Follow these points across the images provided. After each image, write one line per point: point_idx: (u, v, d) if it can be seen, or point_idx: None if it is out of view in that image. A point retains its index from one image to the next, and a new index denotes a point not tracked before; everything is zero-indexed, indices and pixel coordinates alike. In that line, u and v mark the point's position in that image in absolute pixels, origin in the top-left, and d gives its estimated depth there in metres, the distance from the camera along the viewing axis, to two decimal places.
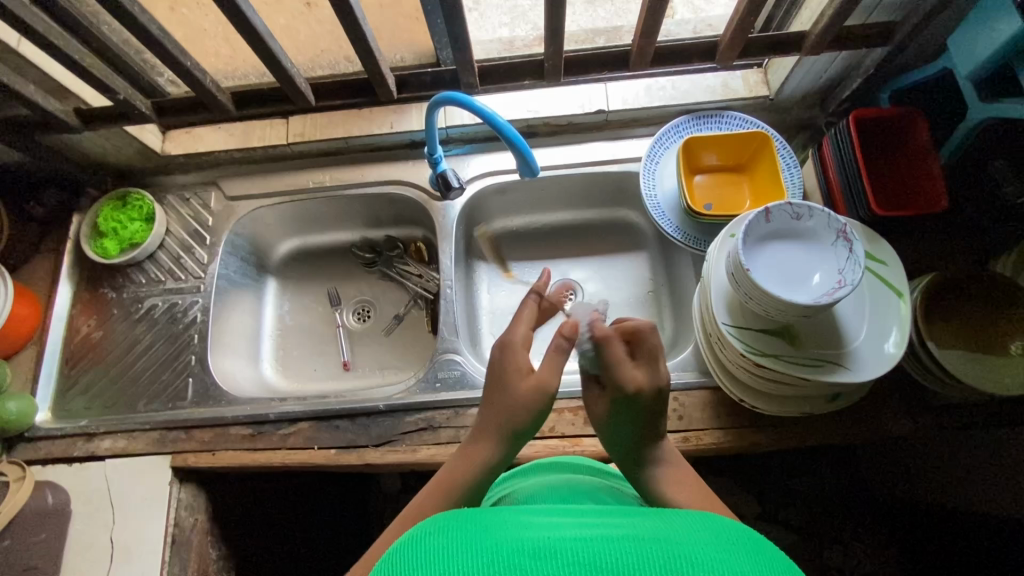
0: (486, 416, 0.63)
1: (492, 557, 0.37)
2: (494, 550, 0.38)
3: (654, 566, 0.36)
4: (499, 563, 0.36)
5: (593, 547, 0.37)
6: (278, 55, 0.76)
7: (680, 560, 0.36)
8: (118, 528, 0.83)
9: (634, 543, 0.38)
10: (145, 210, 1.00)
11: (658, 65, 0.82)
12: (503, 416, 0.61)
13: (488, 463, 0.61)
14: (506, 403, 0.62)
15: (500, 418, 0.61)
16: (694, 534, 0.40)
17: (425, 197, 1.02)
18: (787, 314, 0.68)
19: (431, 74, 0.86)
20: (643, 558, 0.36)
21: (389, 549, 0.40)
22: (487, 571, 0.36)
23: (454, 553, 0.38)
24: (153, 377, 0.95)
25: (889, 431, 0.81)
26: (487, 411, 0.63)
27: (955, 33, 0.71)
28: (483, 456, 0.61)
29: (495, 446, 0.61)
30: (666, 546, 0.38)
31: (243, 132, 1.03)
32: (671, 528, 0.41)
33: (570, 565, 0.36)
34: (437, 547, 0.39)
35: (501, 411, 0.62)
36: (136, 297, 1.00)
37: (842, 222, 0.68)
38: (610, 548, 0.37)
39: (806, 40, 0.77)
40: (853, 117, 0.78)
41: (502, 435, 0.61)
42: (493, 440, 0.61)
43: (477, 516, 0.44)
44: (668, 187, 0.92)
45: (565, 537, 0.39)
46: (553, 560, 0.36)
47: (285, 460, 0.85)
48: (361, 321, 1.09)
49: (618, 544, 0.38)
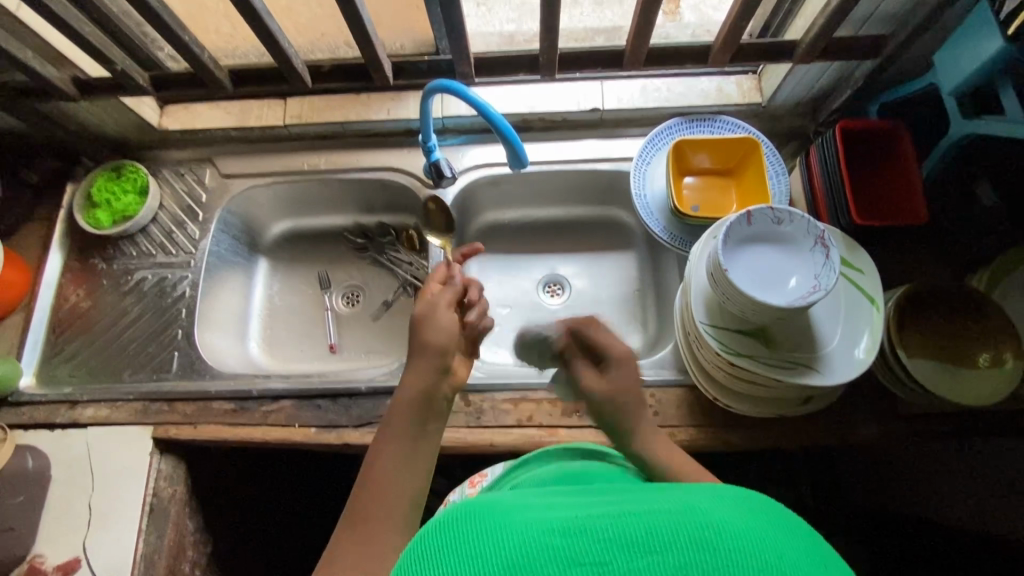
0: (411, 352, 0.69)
1: (521, 538, 0.37)
2: (519, 530, 0.38)
3: (683, 536, 0.36)
4: (526, 543, 0.36)
5: (621, 522, 0.37)
6: (277, 35, 0.77)
7: (709, 529, 0.36)
8: (97, 494, 0.84)
9: (660, 515, 0.37)
10: (139, 182, 1.01)
11: (652, 65, 0.83)
12: (422, 346, 0.68)
13: (427, 386, 0.66)
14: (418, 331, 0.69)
15: (422, 345, 0.67)
16: (716, 502, 0.40)
17: (418, 184, 1.03)
18: (762, 315, 0.69)
19: (428, 62, 0.87)
20: (671, 529, 0.36)
21: (417, 539, 0.40)
22: (518, 552, 0.36)
23: (482, 538, 0.37)
24: (139, 349, 0.96)
25: (859, 436, 0.83)
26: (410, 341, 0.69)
27: (942, 49, 0.72)
28: (414, 384, 0.66)
29: (425, 369, 0.67)
30: (695, 515, 0.37)
31: (241, 111, 1.04)
32: (694, 496, 0.40)
33: (602, 541, 0.36)
34: (464, 532, 0.38)
35: (419, 340, 0.68)
36: (126, 268, 1.01)
37: (820, 229, 0.70)
38: (638, 520, 0.37)
39: (797, 49, 0.79)
40: (839, 127, 0.80)
41: (427, 360, 0.67)
42: (421, 367, 0.67)
43: (501, 500, 0.43)
44: (657, 188, 0.94)
45: (592, 514, 0.38)
46: (581, 538, 0.36)
47: (265, 435, 0.87)
48: (351, 305, 1.10)
49: (645, 515, 0.37)
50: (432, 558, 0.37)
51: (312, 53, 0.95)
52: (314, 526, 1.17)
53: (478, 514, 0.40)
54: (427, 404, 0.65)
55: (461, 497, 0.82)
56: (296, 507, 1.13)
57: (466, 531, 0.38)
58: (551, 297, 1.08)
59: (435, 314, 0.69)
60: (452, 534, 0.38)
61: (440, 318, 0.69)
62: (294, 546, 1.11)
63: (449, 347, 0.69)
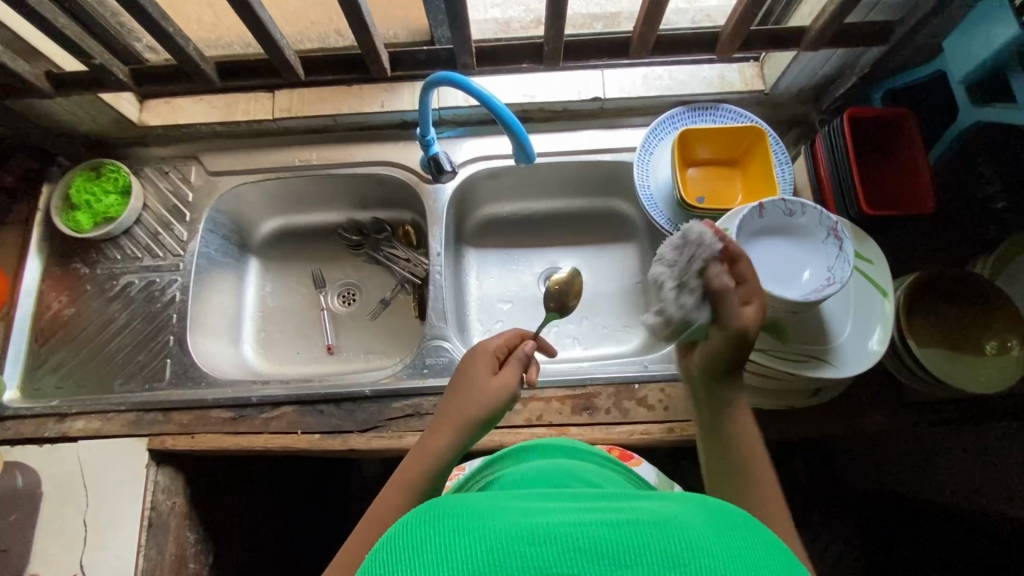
0: (440, 406, 0.64)
1: (489, 544, 0.35)
2: (491, 535, 0.36)
3: (655, 552, 0.35)
4: (500, 548, 0.35)
5: (594, 532, 0.36)
6: (268, 25, 0.73)
7: (681, 544, 0.35)
8: (92, 511, 0.81)
9: (637, 525, 0.37)
10: (120, 182, 0.96)
11: (659, 53, 0.81)
12: (452, 405, 0.62)
13: (443, 451, 0.58)
14: (455, 390, 0.63)
15: (459, 413, 0.60)
16: (690, 512, 0.39)
17: (415, 178, 1.00)
18: (776, 309, 0.68)
19: (426, 52, 0.83)
20: (646, 540, 0.35)
21: (382, 539, 0.38)
22: (484, 559, 0.34)
23: (449, 544, 0.36)
24: (129, 357, 0.92)
25: (867, 424, 0.84)
26: (454, 397, 0.62)
27: (950, 36, 0.71)
28: (430, 447, 0.59)
29: (446, 435, 0.59)
30: (668, 528, 0.36)
31: (226, 105, 0.99)
32: (670, 508, 0.40)
33: (572, 551, 0.35)
34: (431, 536, 0.37)
35: (451, 398, 0.63)
36: (111, 273, 0.96)
37: (833, 220, 0.69)
38: (610, 533, 0.36)
39: (806, 35, 0.77)
40: (847, 115, 0.79)
41: (449, 424, 0.60)
42: (441, 430, 0.60)
43: (473, 499, 0.42)
44: (661, 177, 0.92)
45: (563, 521, 0.37)
46: (551, 547, 0.35)
47: (267, 443, 0.84)
48: (347, 304, 1.07)
49: (618, 528, 0.36)
50: (401, 553, 0.36)
51: (301, 43, 0.90)
52: (316, 530, 1.14)
53: (449, 518, 0.38)
54: (440, 474, 0.58)
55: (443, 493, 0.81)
56: (295, 510, 1.11)
57: (433, 535, 0.36)
58: None
59: (477, 376, 0.63)
60: (425, 534, 0.37)
61: (482, 379, 0.62)
62: (296, 551, 1.09)
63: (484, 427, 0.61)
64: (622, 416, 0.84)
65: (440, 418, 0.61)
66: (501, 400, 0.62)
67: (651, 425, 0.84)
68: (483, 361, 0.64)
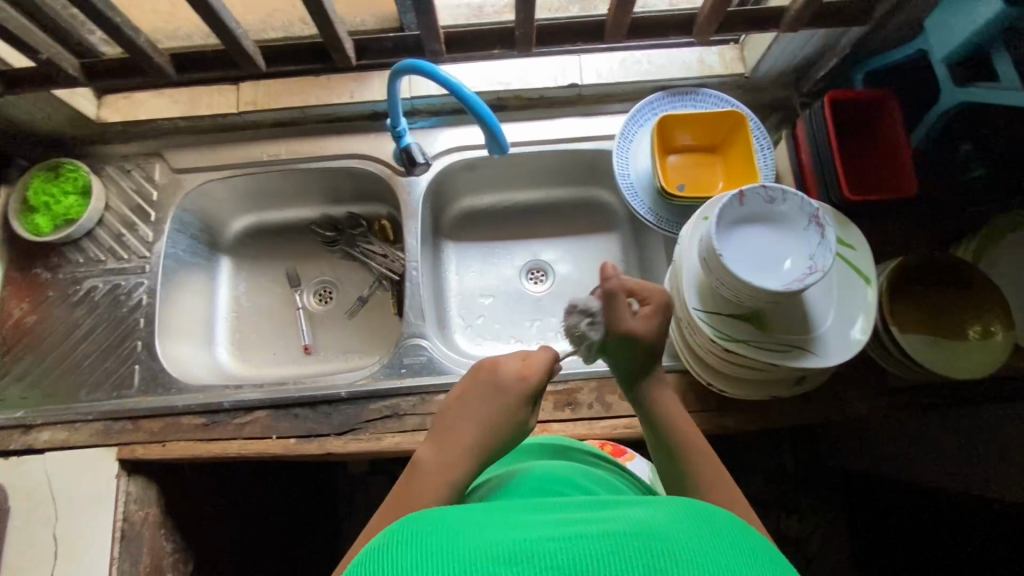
0: (460, 423, 0.59)
1: (466, 563, 0.34)
2: (469, 554, 0.35)
3: (638, 566, 0.34)
4: (474, 568, 0.33)
5: (575, 547, 0.34)
6: (223, 14, 0.69)
7: (664, 558, 0.34)
8: (61, 525, 0.78)
9: (616, 537, 0.35)
10: (80, 182, 0.92)
11: (635, 37, 0.78)
12: (483, 436, 0.58)
13: (455, 487, 0.55)
14: (490, 417, 0.59)
15: (473, 445, 0.57)
16: (670, 518, 0.38)
17: (388, 171, 0.96)
18: (757, 299, 0.67)
19: (393, 40, 0.80)
20: (626, 554, 0.34)
21: (355, 562, 0.37)
22: None
23: (424, 564, 0.34)
24: (96, 364, 0.89)
25: (851, 412, 0.83)
26: (476, 424, 0.58)
27: (934, 13, 0.69)
28: (437, 475, 0.55)
29: (465, 471, 0.56)
30: (651, 540, 0.35)
31: (188, 99, 0.95)
32: (654, 515, 0.38)
33: (552, 568, 0.33)
34: (406, 556, 0.35)
35: (483, 423, 0.58)
36: (74, 277, 0.93)
37: (814, 206, 0.68)
38: (592, 547, 0.34)
39: (785, 16, 0.74)
40: (828, 98, 0.77)
41: (472, 454, 0.57)
42: (464, 465, 0.56)
43: (452, 512, 0.40)
44: (641, 166, 0.89)
45: (543, 535, 0.36)
46: (530, 565, 0.33)
47: (241, 450, 0.81)
48: (323, 303, 1.05)
49: (600, 541, 0.35)
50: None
51: (264, 32, 0.86)
52: (302, 532, 1.13)
53: (425, 537, 0.37)
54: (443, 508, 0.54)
55: None
56: (281, 512, 1.09)
57: (407, 556, 0.35)
58: (534, 284, 1.04)
59: (515, 417, 0.60)
60: (395, 556, 0.35)
61: (511, 415, 0.60)
62: (283, 554, 1.08)
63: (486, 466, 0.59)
64: (605, 411, 0.83)
65: (451, 443, 0.57)
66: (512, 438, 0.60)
67: (635, 419, 0.82)
68: (520, 394, 0.61)
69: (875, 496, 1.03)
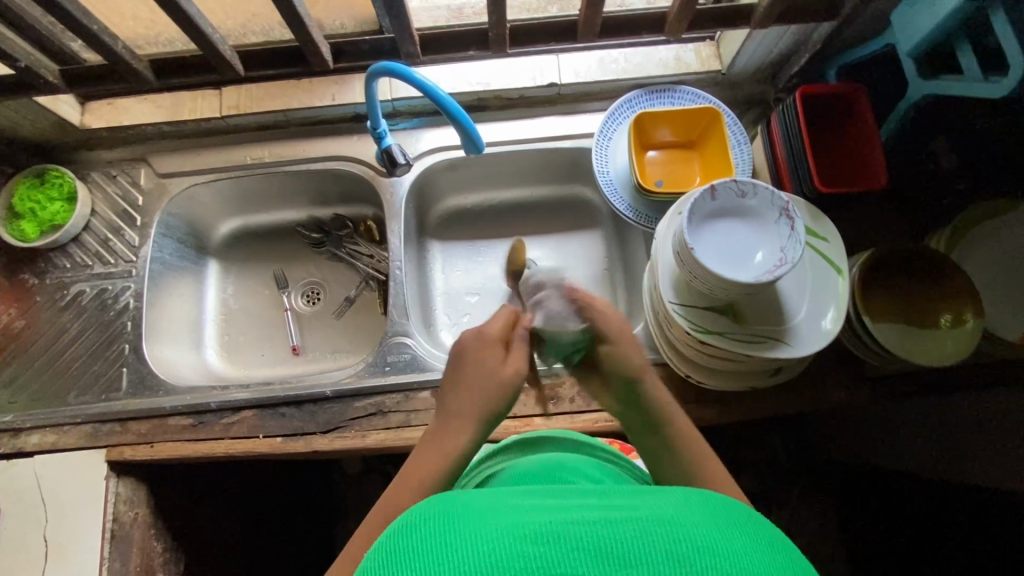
0: (446, 393, 0.59)
1: (493, 545, 0.35)
2: (495, 534, 0.36)
3: (659, 552, 0.34)
4: (501, 550, 0.34)
5: (598, 531, 0.35)
6: (198, 20, 0.70)
7: (684, 545, 0.35)
8: (52, 526, 0.79)
9: (639, 522, 0.36)
10: (66, 188, 0.93)
11: (608, 36, 0.79)
12: (468, 396, 0.57)
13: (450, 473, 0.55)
14: (467, 375, 0.59)
15: (466, 410, 0.57)
16: (692, 510, 0.39)
17: (371, 173, 0.98)
18: (730, 292, 0.68)
19: (369, 42, 0.81)
20: (650, 542, 0.35)
21: (382, 537, 0.38)
22: (487, 561, 0.34)
23: (450, 543, 0.35)
24: (84, 368, 0.90)
25: (830, 402, 0.84)
26: (462, 396, 0.58)
27: (897, 11, 0.71)
28: (449, 451, 0.55)
29: (468, 436, 0.56)
30: (673, 528, 0.36)
31: (172, 104, 0.96)
32: (675, 504, 0.39)
33: (577, 551, 0.34)
34: (433, 534, 0.36)
35: (464, 384, 0.58)
36: (61, 283, 0.94)
37: (784, 200, 0.69)
38: (615, 532, 0.35)
39: (754, 13, 0.76)
40: (799, 93, 0.78)
41: (469, 421, 0.57)
42: (468, 427, 0.56)
43: (475, 495, 0.41)
44: (619, 164, 0.91)
45: (567, 518, 0.37)
46: (555, 546, 0.34)
47: (228, 449, 0.83)
48: (310, 303, 1.06)
49: (624, 526, 0.36)
50: (402, 553, 0.35)
51: (244, 37, 0.87)
52: (296, 531, 1.14)
53: (451, 516, 0.38)
54: (450, 476, 0.54)
55: None
56: (274, 512, 1.10)
57: (435, 534, 0.36)
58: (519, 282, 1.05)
59: (489, 364, 0.59)
60: (425, 534, 0.37)
61: (489, 368, 0.59)
62: (278, 553, 1.09)
63: (499, 415, 0.58)
64: (587, 405, 0.84)
65: (448, 417, 0.57)
66: (510, 389, 0.59)
67: None
68: (484, 347, 0.60)
69: (861, 485, 1.04)
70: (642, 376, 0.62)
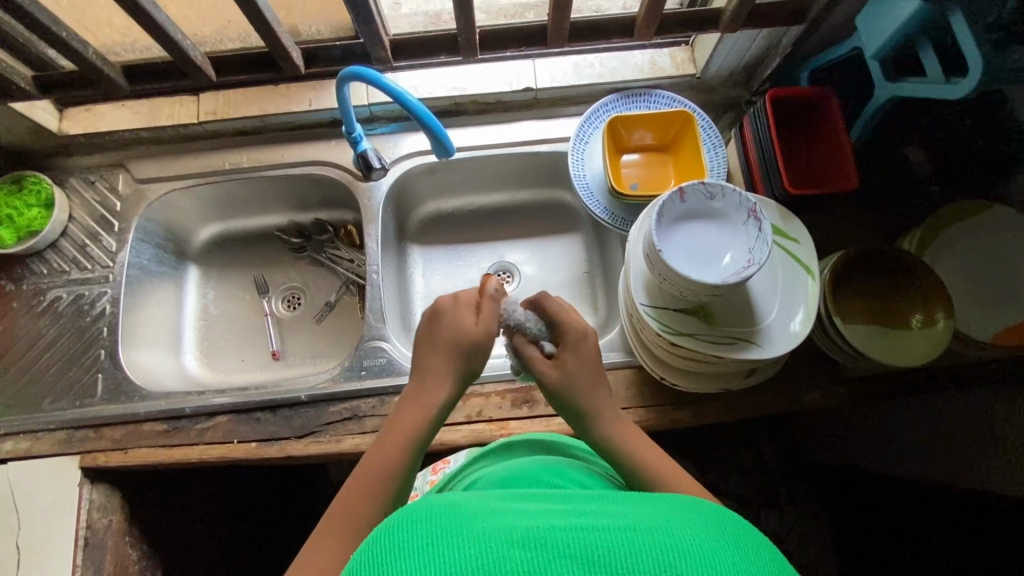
0: (424, 351, 0.62)
1: (481, 549, 0.35)
2: (484, 537, 0.36)
3: (647, 559, 0.34)
4: (488, 554, 0.34)
5: (587, 538, 0.35)
6: (167, 26, 0.70)
7: (672, 554, 0.35)
8: (24, 533, 0.78)
9: (628, 531, 0.36)
10: (43, 194, 0.93)
11: (578, 40, 0.80)
12: (444, 358, 0.61)
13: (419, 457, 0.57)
14: (436, 336, 0.62)
15: (443, 365, 0.61)
16: (682, 518, 0.39)
17: (348, 177, 0.98)
18: (698, 293, 0.68)
19: (340, 48, 0.82)
20: (640, 550, 0.35)
21: (368, 539, 0.38)
22: (473, 565, 0.34)
23: (436, 545, 0.35)
24: (58, 374, 0.89)
25: (805, 403, 0.84)
26: (441, 354, 0.61)
27: (861, 16, 0.72)
28: (427, 404, 0.60)
29: (445, 390, 0.61)
30: (663, 536, 0.36)
31: (150, 110, 0.97)
32: (665, 512, 0.39)
33: (565, 557, 0.34)
34: (419, 536, 0.36)
35: (438, 343, 0.61)
36: (38, 288, 0.94)
37: (751, 201, 0.70)
38: (604, 539, 0.35)
39: (722, 18, 0.77)
40: (768, 96, 0.79)
41: (447, 378, 0.61)
42: (445, 384, 0.60)
43: (464, 499, 0.41)
44: (595, 167, 0.91)
45: (556, 524, 0.37)
46: (543, 552, 0.35)
47: (202, 454, 0.82)
48: (291, 308, 1.06)
49: (613, 533, 0.36)
50: (387, 553, 0.35)
51: (220, 43, 0.88)
52: (278, 539, 1.13)
53: (437, 518, 0.38)
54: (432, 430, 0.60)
55: (424, 485, 0.81)
56: (255, 519, 1.09)
57: (422, 536, 0.36)
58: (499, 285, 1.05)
59: (460, 321, 0.61)
60: (412, 535, 0.36)
61: (464, 330, 0.61)
62: (259, 561, 1.08)
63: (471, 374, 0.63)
64: None
65: (427, 366, 0.61)
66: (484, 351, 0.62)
67: None
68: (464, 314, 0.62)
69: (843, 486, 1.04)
70: (592, 414, 0.64)
